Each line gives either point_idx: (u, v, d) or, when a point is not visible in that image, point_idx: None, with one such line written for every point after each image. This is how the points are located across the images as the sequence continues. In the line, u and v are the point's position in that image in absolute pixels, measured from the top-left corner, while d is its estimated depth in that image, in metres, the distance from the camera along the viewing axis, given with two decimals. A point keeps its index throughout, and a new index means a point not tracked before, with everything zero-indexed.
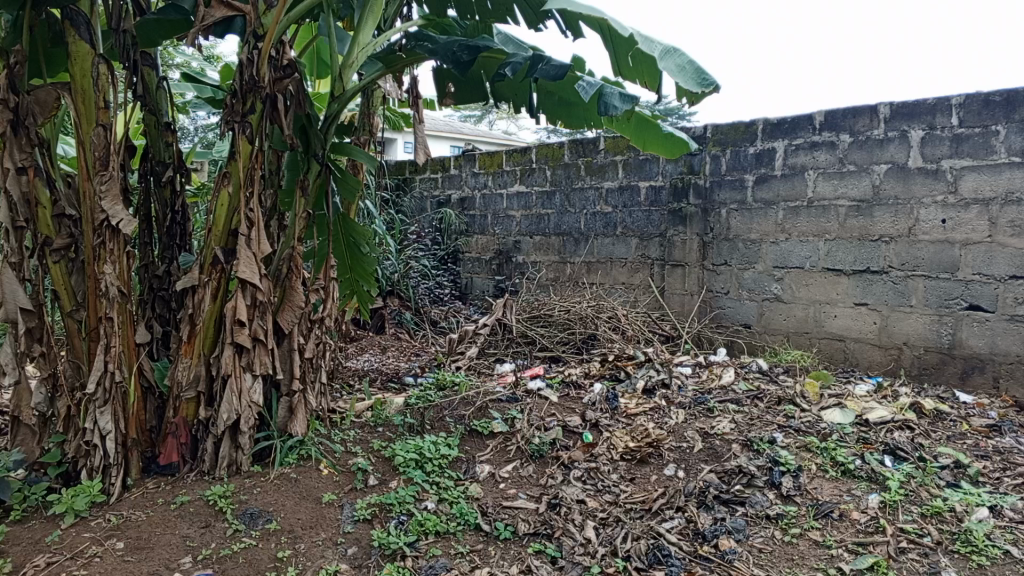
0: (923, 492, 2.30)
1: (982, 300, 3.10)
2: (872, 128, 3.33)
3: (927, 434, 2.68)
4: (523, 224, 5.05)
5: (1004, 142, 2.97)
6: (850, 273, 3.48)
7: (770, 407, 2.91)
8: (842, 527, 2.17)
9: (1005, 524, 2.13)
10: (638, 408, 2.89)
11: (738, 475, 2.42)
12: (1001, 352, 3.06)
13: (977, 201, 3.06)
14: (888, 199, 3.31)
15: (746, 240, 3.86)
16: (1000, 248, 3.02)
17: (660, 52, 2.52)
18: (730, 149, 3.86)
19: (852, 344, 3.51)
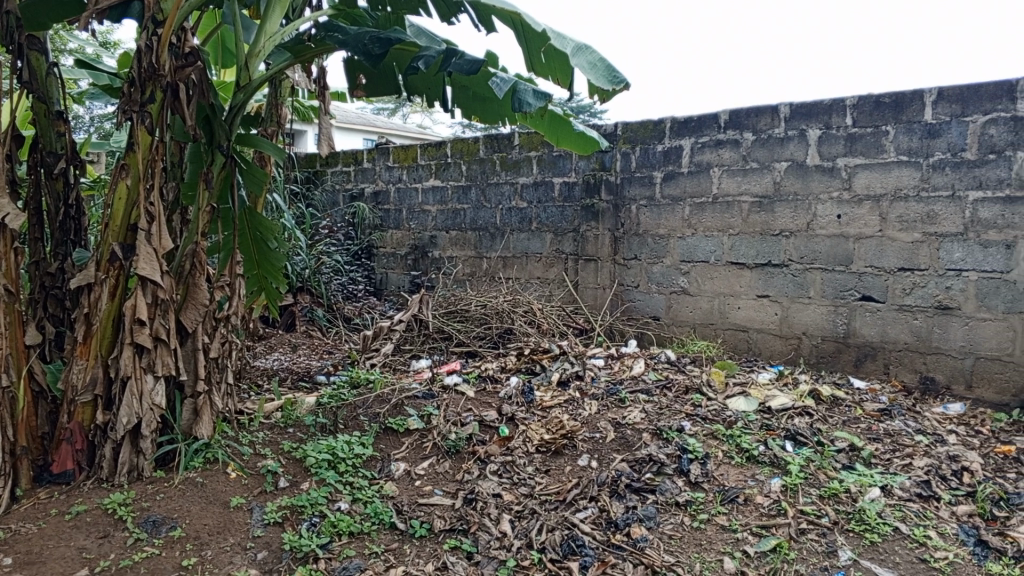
0: (821, 475, 2.41)
1: (874, 291, 3.27)
2: (773, 127, 3.47)
3: (825, 419, 2.81)
4: (438, 219, 5.02)
5: (893, 142, 3.14)
6: (752, 266, 3.61)
7: (679, 396, 2.99)
8: (747, 511, 2.25)
9: (895, 502, 2.26)
10: (554, 401, 2.93)
11: (648, 463, 2.48)
12: (891, 340, 3.24)
13: (869, 197, 3.22)
14: (787, 195, 3.45)
15: (655, 234, 3.95)
16: (889, 242, 3.19)
17: (573, 48, 2.58)
18: (639, 146, 3.95)
19: (755, 334, 3.64)
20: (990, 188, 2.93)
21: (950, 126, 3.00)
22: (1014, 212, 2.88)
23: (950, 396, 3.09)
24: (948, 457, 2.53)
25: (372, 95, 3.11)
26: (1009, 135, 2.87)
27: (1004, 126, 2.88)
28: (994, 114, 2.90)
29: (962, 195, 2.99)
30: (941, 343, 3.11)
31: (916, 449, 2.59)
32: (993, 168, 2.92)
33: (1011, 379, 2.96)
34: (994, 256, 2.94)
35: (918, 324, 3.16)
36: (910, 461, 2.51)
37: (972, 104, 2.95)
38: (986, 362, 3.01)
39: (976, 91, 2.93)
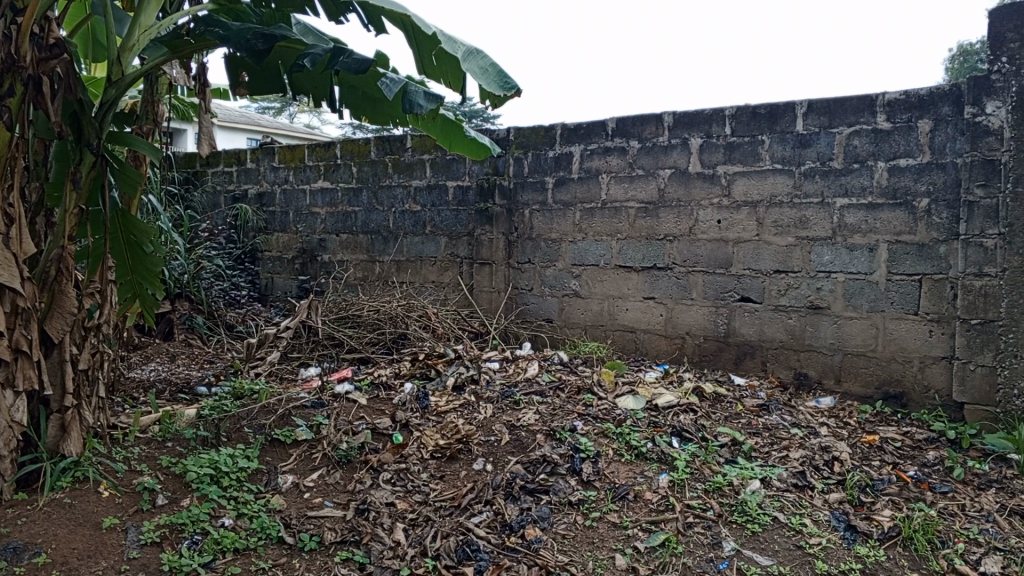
0: (705, 470, 2.50)
1: (751, 292, 3.42)
2: (658, 135, 3.59)
3: (708, 415, 2.92)
4: (327, 222, 4.90)
5: (767, 150, 3.31)
6: (639, 269, 3.72)
7: (571, 397, 3.04)
8: (637, 508, 2.31)
9: (773, 493, 2.38)
10: (448, 406, 2.91)
11: (542, 464, 2.50)
12: (767, 338, 3.40)
13: (746, 203, 3.38)
14: (671, 201, 3.58)
15: (547, 239, 4.00)
16: (765, 246, 3.36)
17: (464, 52, 2.58)
18: (531, 151, 4.00)
19: (643, 335, 3.75)
20: (855, 194, 3.13)
21: (819, 136, 3.19)
22: (876, 217, 3.08)
23: (822, 390, 3.27)
24: (820, 448, 2.68)
25: (257, 93, 3.00)
26: (871, 145, 3.08)
27: (867, 137, 3.08)
28: (858, 125, 3.10)
29: (831, 201, 3.18)
30: (812, 341, 3.29)
31: (792, 442, 2.73)
32: (857, 176, 3.11)
33: (875, 373, 3.15)
34: (859, 258, 3.14)
35: (792, 323, 3.33)
36: (787, 453, 2.64)
37: (838, 116, 3.14)
38: (853, 358, 3.19)
39: (842, 104, 3.12)
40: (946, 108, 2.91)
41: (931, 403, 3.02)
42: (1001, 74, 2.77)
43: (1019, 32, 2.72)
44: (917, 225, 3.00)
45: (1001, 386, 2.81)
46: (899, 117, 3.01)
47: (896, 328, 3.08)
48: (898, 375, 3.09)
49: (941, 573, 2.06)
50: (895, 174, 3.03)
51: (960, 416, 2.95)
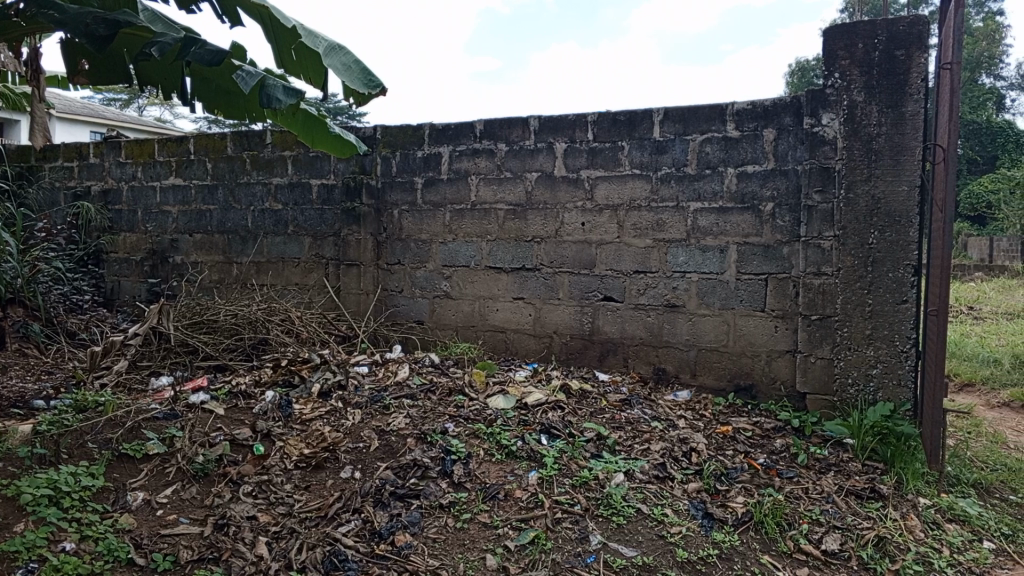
0: (573, 465, 2.55)
1: (613, 292, 3.53)
2: (524, 138, 3.64)
3: (575, 412, 2.99)
4: (180, 221, 4.63)
5: (627, 156, 3.43)
6: (508, 270, 3.75)
7: (441, 399, 3.02)
8: (507, 506, 2.32)
9: (637, 485, 2.47)
10: (313, 414, 2.82)
11: (412, 469, 2.47)
12: (628, 336, 3.52)
13: (608, 207, 3.49)
14: (538, 204, 3.64)
15: (416, 240, 3.97)
16: (626, 247, 3.47)
17: (325, 49, 2.52)
18: (399, 151, 3.95)
19: (512, 335, 3.79)
20: (707, 199, 3.30)
21: (675, 143, 3.34)
22: (726, 220, 3.26)
23: (679, 384, 3.43)
24: (679, 440, 2.80)
25: (98, 83, 2.80)
26: (721, 152, 3.25)
27: (718, 144, 3.26)
28: (710, 134, 3.27)
29: (685, 205, 3.34)
30: (670, 338, 3.43)
31: (652, 435, 2.84)
32: (709, 181, 3.28)
33: (726, 366, 3.32)
34: (711, 259, 3.31)
35: (651, 321, 3.46)
36: (648, 446, 2.74)
37: (692, 124, 3.30)
38: (707, 353, 3.36)
39: (695, 112, 3.29)
40: (788, 118, 3.12)
41: (777, 394, 3.23)
42: (834, 89, 2.99)
43: (849, 50, 2.94)
44: (763, 227, 3.19)
45: (838, 376, 3.05)
46: (747, 126, 3.20)
47: (745, 324, 3.27)
48: (747, 368, 3.28)
49: (789, 553, 2.21)
50: (743, 180, 3.22)
51: (803, 405, 3.17)
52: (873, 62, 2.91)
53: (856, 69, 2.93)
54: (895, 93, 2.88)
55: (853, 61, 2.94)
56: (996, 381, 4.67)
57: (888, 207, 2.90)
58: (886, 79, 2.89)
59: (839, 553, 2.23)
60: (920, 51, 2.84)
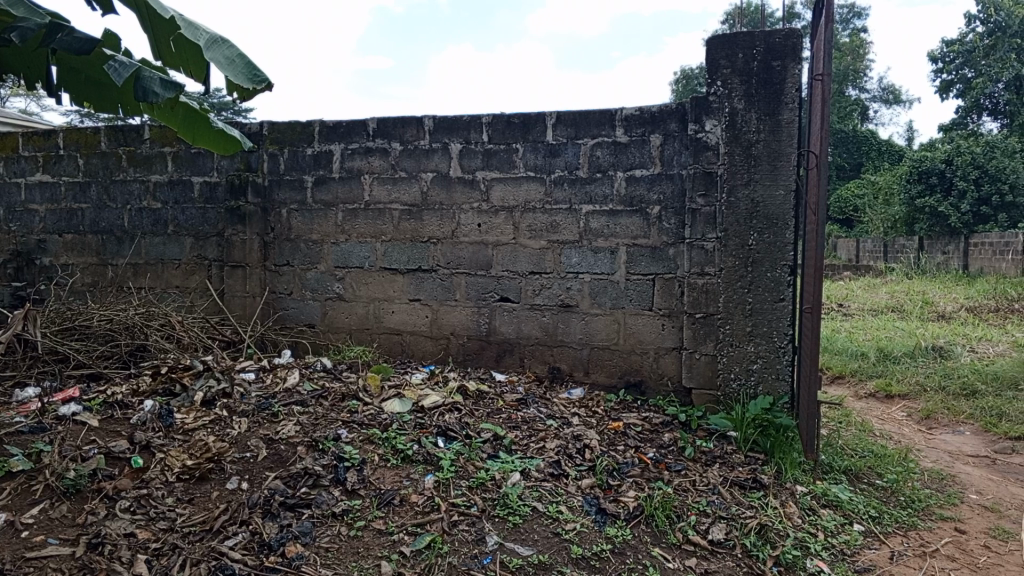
0: (469, 467, 2.55)
1: (509, 292, 3.55)
2: (419, 138, 3.61)
3: (471, 413, 2.99)
4: (48, 221, 4.32)
5: (522, 158, 3.45)
6: (404, 272, 3.71)
7: (334, 405, 2.95)
8: (403, 512, 2.29)
9: (532, 484, 2.49)
10: (196, 423, 2.69)
11: (303, 477, 2.40)
12: (524, 336, 3.55)
13: (503, 208, 3.51)
14: (434, 204, 3.62)
15: (307, 240, 3.86)
16: (522, 248, 3.50)
17: (205, 42, 2.43)
18: (288, 148, 3.83)
19: (408, 337, 3.75)
20: (598, 202, 3.37)
21: (567, 147, 3.39)
22: (616, 222, 3.34)
23: (573, 382, 3.49)
24: (573, 437, 2.85)
25: None
26: (610, 157, 3.33)
27: (609, 148, 3.33)
28: (600, 138, 3.34)
29: (578, 207, 3.40)
30: (564, 337, 3.48)
31: (547, 433, 2.87)
32: (600, 185, 3.36)
33: (618, 364, 3.41)
34: (603, 260, 3.38)
35: (547, 321, 3.51)
36: (543, 444, 2.77)
37: (583, 128, 3.36)
38: (599, 351, 3.43)
39: (586, 116, 3.35)
40: (674, 125, 3.23)
41: (666, 390, 3.34)
42: (717, 96, 3.12)
43: (730, 60, 3.07)
44: (650, 229, 3.30)
45: (721, 371, 3.18)
46: (635, 131, 3.29)
47: (635, 323, 3.36)
48: (637, 365, 3.38)
49: (678, 545, 2.28)
50: (632, 184, 3.31)
51: (689, 400, 3.29)
52: (752, 71, 3.05)
53: (737, 78, 3.07)
54: (772, 101, 3.03)
55: (734, 70, 3.07)
56: (864, 372, 5.01)
57: (765, 210, 3.05)
58: (764, 88, 3.04)
59: (724, 542, 2.32)
60: (794, 62, 3.00)
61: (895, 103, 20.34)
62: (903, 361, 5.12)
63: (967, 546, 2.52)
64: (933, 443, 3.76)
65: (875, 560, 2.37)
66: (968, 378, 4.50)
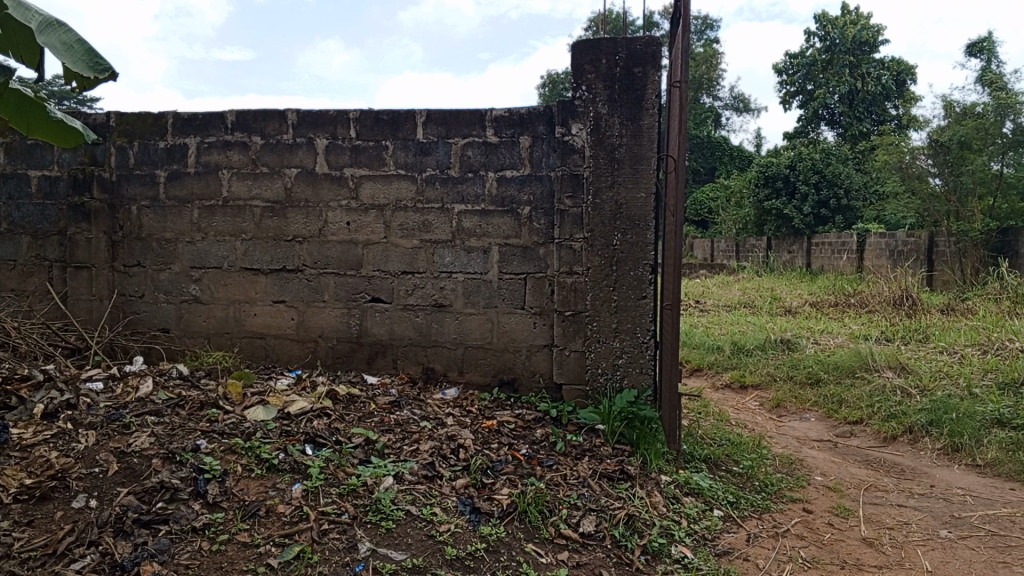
0: (339, 473, 2.48)
1: (381, 293, 3.49)
2: (282, 133, 3.48)
3: (341, 418, 2.91)
4: None
5: (391, 156, 3.41)
6: (267, 272, 3.58)
7: (192, 414, 2.80)
8: (269, 523, 2.20)
9: (405, 487, 2.46)
10: (35, 438, 2.48)
11: (159, 492, 2.26)
12: (397, 337, 3.50)
13: (373, 206, 3.45)
14: (300, 202, 3.50)
15: (160, 239, 3.64)
16: (393, 248, 3.45)
17: (40, 24, 2.27)
18: (138, 141, 3.61)
19: (273, 340, 3.61)
20: (470, 201, 3.37)
21: (437, 145, 3.37)
22: (488, 222, 3.36)
23: (447, 382, 3.48)
24: (446, 437, 2.84)
25: None
26: (482, 157, 3.34)
27: (480, 148, 3.34)
28: (471, 138, 3.35)
29: (449, 207, 3.39)
30: (438, 337, 3.47)
31: (420, 434, 2.85)
32: (471, 184, 3.36)
33: (491, 363, 3.43)
34: (475, 259, 3.39)
35: (419, 321, 3.48)
36: (416, 446, 2.75)
37: (454, 128, 3.36)
38: (472, 351, 3.44)
39: (457, 116, 3.35)
40: (542, 127, 3.28)
41: (537, 386, 3.40)
42: (582, 100, 3.20)
43: (594, 65, 3.16)
44: (521, 229, 3.33)
45: (589, 367, 3.26)
46: (505, 133, 3.32)
47: (507, 322, 3.39)
48: (510, 363, 3.41)
49: (551, 539, 2.33)
50: (503, 184, 3.33)
51: (559, 396, 3.36)
52: (615, 76, 3.15)
53: (601, 83, 3.16)
54: (634, 106, 3.14)
55: (598, 75, 3.16)
56: (720, 364, 5.30)
57: (629, 212, 3.16)
58: (626, 93, 3.15)
59: (595, 534, 2.39)
60: (654, 69, 3.13)
61: (746, 112, 21.65)
62: (754, 354, 5.45)
63: (814, 525, 2.72)
64: (781, 429, 4.03)
65: (734, 543, 2.52)
66: (812, 368, 4.86)
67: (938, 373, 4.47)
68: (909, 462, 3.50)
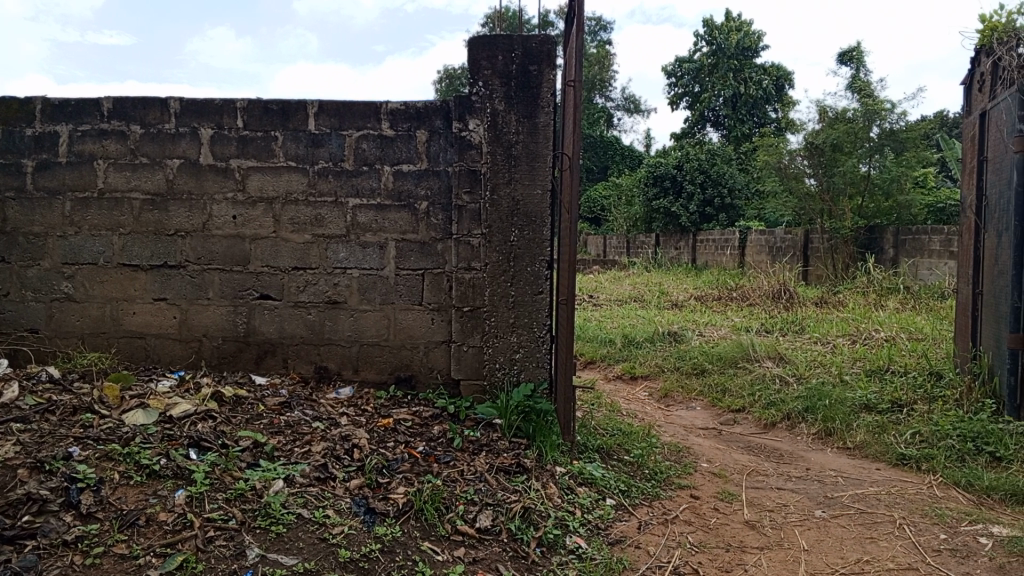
0: (225, 478, 2.39)
1: (270, 289, 3.38)
2: (163, 122, 3.32)
3: (228, 421, 2.80)
4: None
5: (281, 147, 3.30)
6: (147, 268, 3.40)
7: (64, 420, 2.63)
8: (149, 533, 2.10)
9: (296, 490, 2.40)
10: None
11: (25, 504, 2.10)
12: (288, 335, 3.40)
13: (262, 199, 3.33)
14: (182, 194, 3.35)
15: (27, 233, 3.40)
16: (283, 243, 3.35)
17: None
18: (1, 128, 3.35)
19: (153, 340, 3.44)
20: (365, 195, 3.31)
21: (330, 137, 3.29)
22: (384, 217, 3.31)
23: (341, 381, 3.41)
24: (340, 437, 2.79)
25: None
26: (377, 150, 3.29)
27: (374, 141, 3.29)
28: (365, 130, 3.29)
29: (344, 200, 3.32)
30: (331, 335, 3.39)
31: (313, 436, 2.78)
32: (366, 178, 3.30)
33: (387, 360, 3.38)
34: (370, 255, 3.33)
35: (312, 319, 3.39)
36: (308, 448, 2.68)
37: (347, 120, 3.29)
38: (368, 348, 3.38)
39: (350, 108, 3.28)
40: (438, 121, 3.26)
41: (434, 382, 3.38)
42: (479, 96, 3.20)
43: (491, 61, 3.16)
44: (418, 225, 3.30)
45: (487, 362, 3.28)
46: (401, 126, 3.28)
47: (404, 318, 3.35)
48: (407, 360, 3.37)
49: (447, 536, 2.32)
50: (399, 179, 3.29)
51: (457, 391, 3.36)
52: (511, 74, 3.16)
53: (497, 79, 3.17)
54: (530, 104, 3.17)
55: (495, 71, 3.16)
56: (611, 357, 5.43)
57: (525, 208, 3.19)
58: (522, 91, 3.17)
59: (491, 529, 2.40)
60: (549, 68, 3.16)
61: (636, 112, 22.25)
62: (644, 346, 5.63)
63: (700, 510, 2.83)
64: (670, 419, 4.17)
65: (625, 531, 2.59)
66: (698, 359, 5.06)
67: (813, 362, 4.74)
68: (787, 447, 3.71)
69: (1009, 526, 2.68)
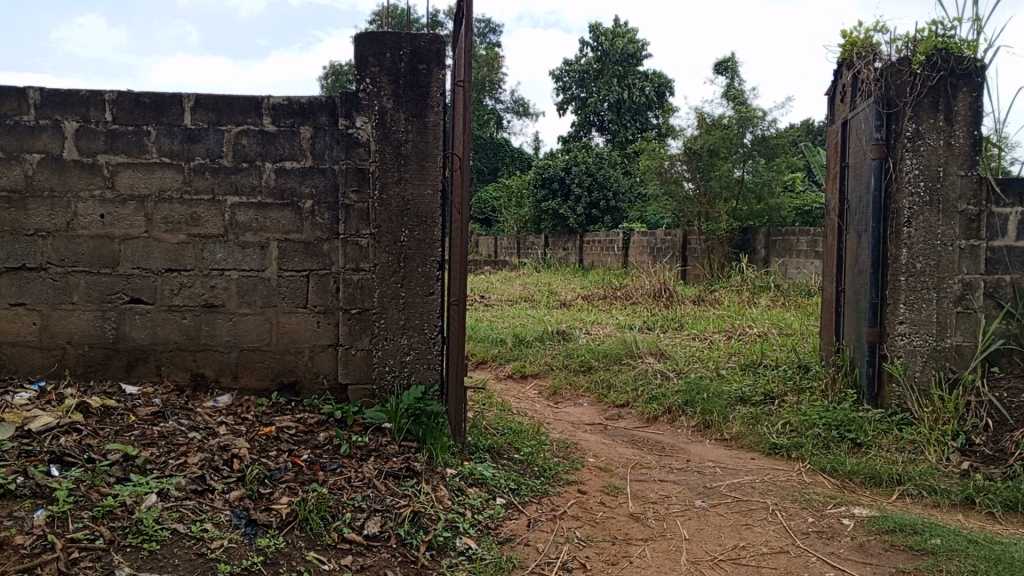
0: (92, 495, 2.25)
1: (141, 293, 3.21)
2: (20, 113, 3.09)
3: (95, 433, 2.63)
4: None
5: (154, 143, 3.14)
6: (2, 270, 3.16)
7: None
8: (3, 558, 1.94)
9: (171, 505, 2.28)
10: None
11: None
12: (161, 341, 3.23)
13: (132, 197, 3.15)
14: (42, 191, 3.12)
15: None
16: (156, 244, 3.18)
17: None
18: None
19: (9, 348, 3.19)
20: (245, 193, 3.19)
21: (207, 132, 3.16)
22: (266, 216, 3.20)
23: (220, 389, 3.27)
24: (219, 447, 2.67)
25: None
26: (257, 146, 3.18)
27: (255, 137, 3.18)
28: (245, 126, 3.17)
29: (222, 199, 3.19)
30: (208, 341, 3.25)
31: (190, 446, 2.65)
32: (246, 175, 3.18)
33: (269, 365, 3.27)
34: (251, 256, 3.22)
35: (187, 323, 3.23)
36: (184, 459, 2.56)
37: (226, 115, 3.16)
38: (249, 353, 3.26)
39: (229, 102, 3.16)
40: (323, 118, 3.19)
41: (320, 387, 3.30)
42: (367, 94, 3.15)
43: (378, 58, 3.11)
44: (303, 225, 3.21)
45: (376, 364, 3.23)
46: (283, 122, 3.18)
47: (288, 321, 3.26)
48: (291, 365, 3.28)
49: (333, 545, 2.27)
50: (282, 177, 3.19)
51: (344, 396, 3.29)
52: (399, 72, 3.13)
53: (385, 77, 3.12)
54: (419, 103, 3.15)
55: (382, 69, 3.12)
56: (502, 357, 5.48)
57: (415, 208, 3.16)
58: (411, 89, 3.14)
59: (379, 535, 2.36)
60: (438, 68, 3.15)
61: (524, 115, 22.51)
62: (534, 345, 5.70)
63: (587, 505, 2.89)
64: (559, 415, 4.25)
65: (515, 529, 2.62)
66: (585, 356, 5.17)
67: (692, 357, 4.95)
68: (669, 440, 3.85)
69: (868, 508, 2.89)
